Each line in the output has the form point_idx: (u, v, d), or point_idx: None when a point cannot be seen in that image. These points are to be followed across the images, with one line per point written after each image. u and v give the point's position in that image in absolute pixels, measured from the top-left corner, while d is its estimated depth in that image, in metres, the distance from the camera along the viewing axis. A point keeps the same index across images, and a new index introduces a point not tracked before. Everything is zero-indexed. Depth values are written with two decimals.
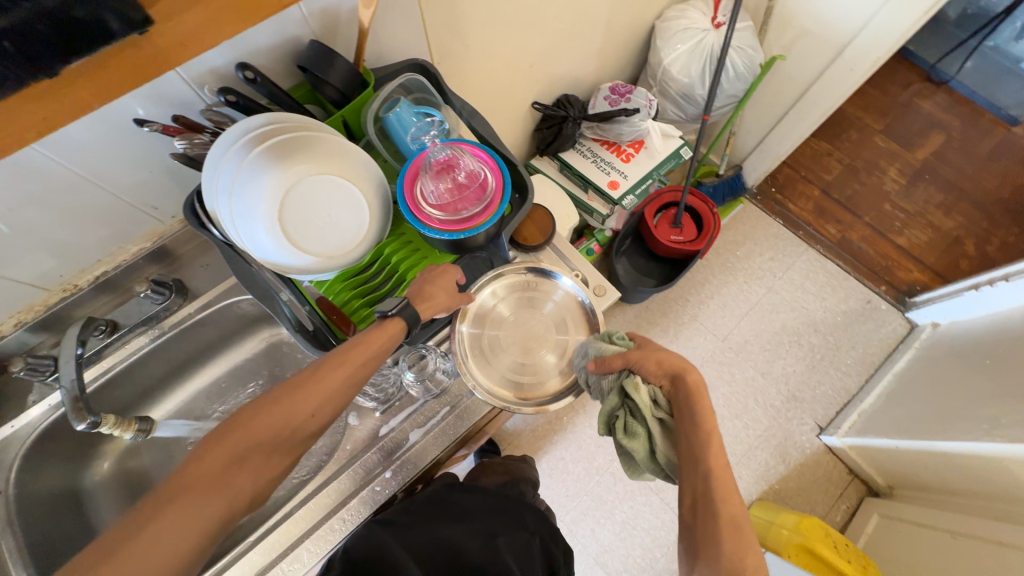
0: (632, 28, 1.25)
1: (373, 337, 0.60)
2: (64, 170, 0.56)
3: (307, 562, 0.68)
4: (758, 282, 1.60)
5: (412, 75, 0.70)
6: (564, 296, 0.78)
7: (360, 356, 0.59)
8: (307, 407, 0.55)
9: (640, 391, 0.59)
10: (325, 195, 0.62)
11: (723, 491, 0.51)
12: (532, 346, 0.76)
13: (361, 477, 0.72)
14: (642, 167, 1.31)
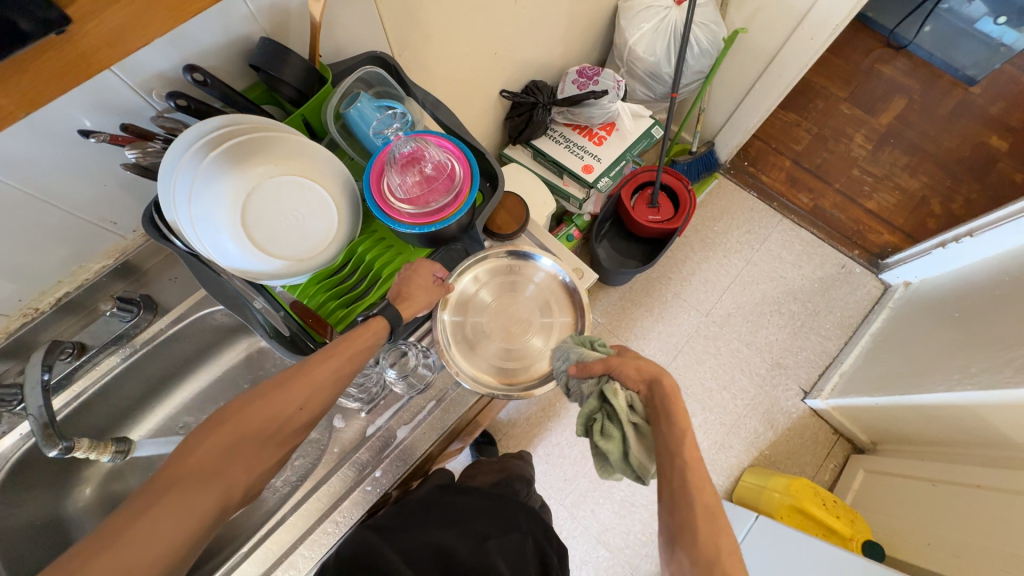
0: (595, 9, 1.25)
1: (361, 330, 0.60)
2: (8, 189, 0.54)
3: (302, 567, 0.68)
4: (736, 255, 1.63)
5: (370, 68, 0.68)
6: (544, 278, 0.79)
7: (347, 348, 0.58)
8: (295, 400, 0.54)
9: (618, 396, 0.58)
10: (291, 196, 0.61)
11: (700, 484, 0.51)
12: (517, 330, 0.76)
13: (352, 478, 0.71)
14: (615, 149, 1.31)
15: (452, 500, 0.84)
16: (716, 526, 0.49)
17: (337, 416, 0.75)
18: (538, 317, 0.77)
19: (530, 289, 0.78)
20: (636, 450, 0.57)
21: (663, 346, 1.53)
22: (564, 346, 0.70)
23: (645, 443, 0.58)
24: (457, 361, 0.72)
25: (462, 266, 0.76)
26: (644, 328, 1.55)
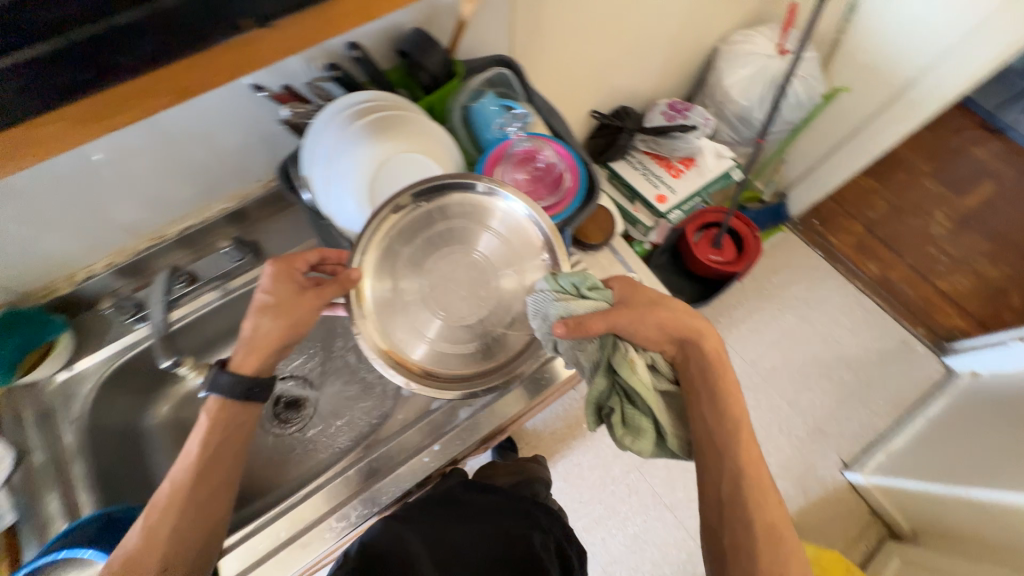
0: (696, 47, 1.28)
1: (207, 419, 0.58)
2: (179, 122, 0.61)
3: (353, 520, 0.70)
4: (791, 310, 1.59)
5: (499, 71, 0.73)
6: (509, 223, 0.63)
7: (218, 438, 0.58)
8: (155, 562, 0.53)
9: (638, 367, 0.60)
10: (411, 172, 0.64)
11: (751, 456, 0.59)
12: (463, 294, 0.62)
13: (411, 446, 0.74)
14: (692, 183, 1.31)
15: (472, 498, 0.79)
16: (767, 487, 0.58)
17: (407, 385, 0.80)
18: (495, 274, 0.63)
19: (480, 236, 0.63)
20: (666, 423, 0.61)
21: None
22: (533, 313, 0.60)
23: (670, 411, 0.63)
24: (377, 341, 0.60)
25: None
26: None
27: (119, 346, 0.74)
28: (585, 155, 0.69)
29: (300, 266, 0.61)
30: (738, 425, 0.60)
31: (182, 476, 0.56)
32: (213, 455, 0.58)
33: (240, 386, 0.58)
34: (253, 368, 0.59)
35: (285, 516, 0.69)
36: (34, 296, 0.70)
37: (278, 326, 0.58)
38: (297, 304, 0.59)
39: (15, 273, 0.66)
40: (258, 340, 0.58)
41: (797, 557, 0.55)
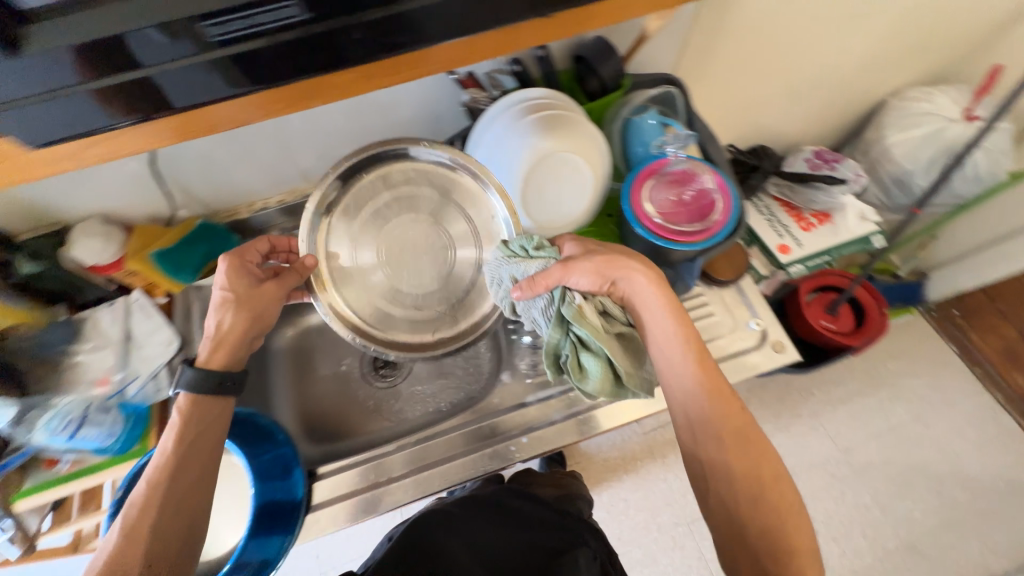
0: (863, 99, 1.18)
1: (181, 415, 0.56)
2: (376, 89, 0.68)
3: (436, 486, 0.69)
4: (905, 404, 1.40)
5: (671, 90, 0.72)
6: (466, 191, 0.65)
7: (194, 433, 0.55)
8: (138, 556, 0.48)
9: (588, 314, 0.59)
10: (563, 172, 0.66)
11: (727, 400, 0.58)
12: (428, 257, 0.65)
13: (500, 432, 0.74)
14: (823, 240, 1.21)
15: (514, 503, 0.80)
16: (748, 428, 0.58)
17: (506, 372, 0.82)
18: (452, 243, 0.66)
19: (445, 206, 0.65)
20: (622, 363, 0.59)
21: None
22: (495, 275, 0.62)
23: (627, 352, 0.62)
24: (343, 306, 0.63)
25: None
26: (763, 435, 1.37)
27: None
28: (742, 192, 0.67)
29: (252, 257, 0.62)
30: (703, 363, 0.60)
31: (156, 470, 0.53)
32: (191, 449, 0.55)
33: (211, 379, 0.57)
34: (223, 362, 0.59)
35: (371, 463, 0.70)
36: (219, 217, 0.81)
37: (242, 320, 0.59)
38: (256, 296, 0.60)
39: (212, 195, 0.77)
40: (223, 335, 0.58)
41: (789, 499, 0.55)
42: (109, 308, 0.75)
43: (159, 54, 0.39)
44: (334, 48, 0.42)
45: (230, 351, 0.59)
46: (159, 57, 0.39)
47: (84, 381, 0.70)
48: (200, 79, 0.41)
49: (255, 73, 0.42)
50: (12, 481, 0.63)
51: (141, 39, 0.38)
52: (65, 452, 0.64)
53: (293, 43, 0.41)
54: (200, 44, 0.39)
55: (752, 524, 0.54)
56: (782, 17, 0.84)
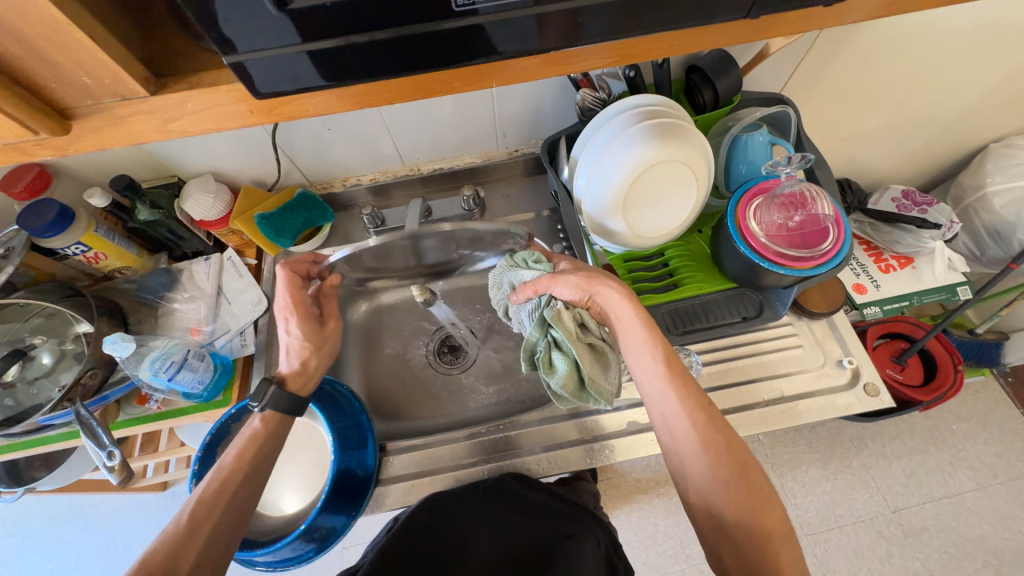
0: (966, 143, 1.12)
1: (264, 428, 0.58)
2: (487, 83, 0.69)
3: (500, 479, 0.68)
4: (968, 469, 1.26)
5: (788, 109, 0.69)
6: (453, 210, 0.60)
7: (265, 443, 0.57)
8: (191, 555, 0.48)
9: (566, 319, 0.58)
10: (669, 182, 0.64)
11: (707, 417, 0.54)
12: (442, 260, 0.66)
13: (554, 438, 0.69)
14: (903, 284, 1.14)
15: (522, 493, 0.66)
16: (733, 445, 0.53)
17: None
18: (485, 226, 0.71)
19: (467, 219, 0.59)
20: (587, 367, 0.57)
21: (822, 508, 1.21)
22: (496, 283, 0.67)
23: (597, 361, 0.59)
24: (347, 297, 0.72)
25: (745, 316, 0.71)
26: (807, 478, 1.24)
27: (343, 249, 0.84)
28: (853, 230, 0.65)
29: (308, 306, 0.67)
30: (682, 379, 0.56)
31: (229, 473, 0.54)
32: (262, 456, 0.56)
33: (294, 400, 0.60)
34: (302, 385, 0.63)
35: (432, 446, 0.69)
36: (315, 188, 0.84)
37: (323, 355, 0.66)
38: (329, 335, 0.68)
39: (312, 167, 0.80)
40: (311, 370, 0.64)
41: (779, 520, 0.50)
42: (205, 262, 0.79)
43: (273, 31, 0.29)
44: (483, 43, 0.33)
45: (313, 376, 0.64)
46: (264, 43, 0.30)
47: (178, 328, 0.74)
48: (300, 67, 0.32)
49: (380, 65, 0.33)
50: (109, 413, 0.68)
51: (252, 10, 0.28)
52: (157, 394, 0.67)
53: (442, 35, 0.32)
54: (317, 27, 0.30)
55: (736, 542, 0.50)
56: (902, 47, 0.80)
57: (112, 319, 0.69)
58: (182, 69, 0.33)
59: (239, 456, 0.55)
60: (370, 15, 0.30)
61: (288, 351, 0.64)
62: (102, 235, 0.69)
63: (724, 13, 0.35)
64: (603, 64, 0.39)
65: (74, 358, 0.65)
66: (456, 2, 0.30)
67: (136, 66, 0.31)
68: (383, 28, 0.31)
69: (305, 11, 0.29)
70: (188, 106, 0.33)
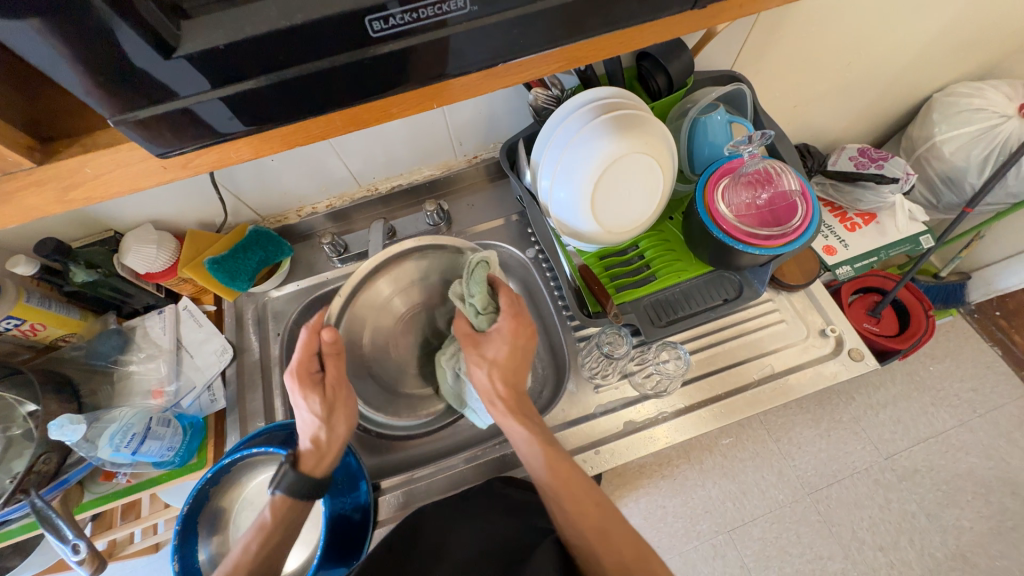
0: (912, 96, 1.14)
1: (274, 514, 0.53)
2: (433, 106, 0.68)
3: None
4: (949, 408, 1.30)
5: (743, 87, 0.68)
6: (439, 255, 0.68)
7: (279, 537, 0.53)
8: None
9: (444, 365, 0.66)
10: (634, 176, 0.63)
11: (595, 509, 0.52)
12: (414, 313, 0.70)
13: None
14: (869, 240, 1.16)
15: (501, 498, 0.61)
16: (627, 537, 0.50)
17: (570, 379, 0.70)
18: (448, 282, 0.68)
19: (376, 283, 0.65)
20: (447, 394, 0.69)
21: (819, 465, 1.18)
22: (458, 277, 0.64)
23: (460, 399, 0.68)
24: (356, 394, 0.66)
25: (727, 298, 0.70)
26: (801, 438, 1.20)
27: (310, 283, 0.80)
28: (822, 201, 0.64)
29: (314, 366, 0.57)
30: (567, 482, 0.53)
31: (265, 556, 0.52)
32: (271, 546, 0.53)
33: (309, 484, 0.54)
34: (318, 467, 0.56)
35: (429, 477, 0.66)
36: (268, 223, 0.80)
37: (340, 428, 0.57)
38: (340, 391, 0.58)
39: (260, 201, 0.75)
40: (325, 445, 0.56)
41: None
42: (158, 316, 0.73)
43: (180, 80, 0.27)
44: (411, 67, 0.31)
45: (330, 455, 0.57)
46: (175, 94, 0.28)
47: (138, 393, 0.69)
48: (217, 118, 0.30)
49: (300, 103, 0.31)
50: (71, 497, 0.63)
51: (145, 64, 0.26)
52: (123, 468, 0.62)
53: (358, 64, 0.30)
54: (221, 73, 0.28)
55: None
56: (842, 10, 0.80)
57: (62, 395, 0.63)
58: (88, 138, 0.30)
59: (262, 544, 0.52)
60: (276, 52, 0.28)
61: (303, 427, 0.56)
62: (35, 304, 0.63)
63: (670, 8, 0.34)
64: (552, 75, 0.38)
65: (25, 442, 0.60)
66: (372, 28, 0.28)
67: (15, 134, 0.29)
68: (294, 66, 0.29)
69: (202, 56, 0.27)
70: (88, 171, 0.31)
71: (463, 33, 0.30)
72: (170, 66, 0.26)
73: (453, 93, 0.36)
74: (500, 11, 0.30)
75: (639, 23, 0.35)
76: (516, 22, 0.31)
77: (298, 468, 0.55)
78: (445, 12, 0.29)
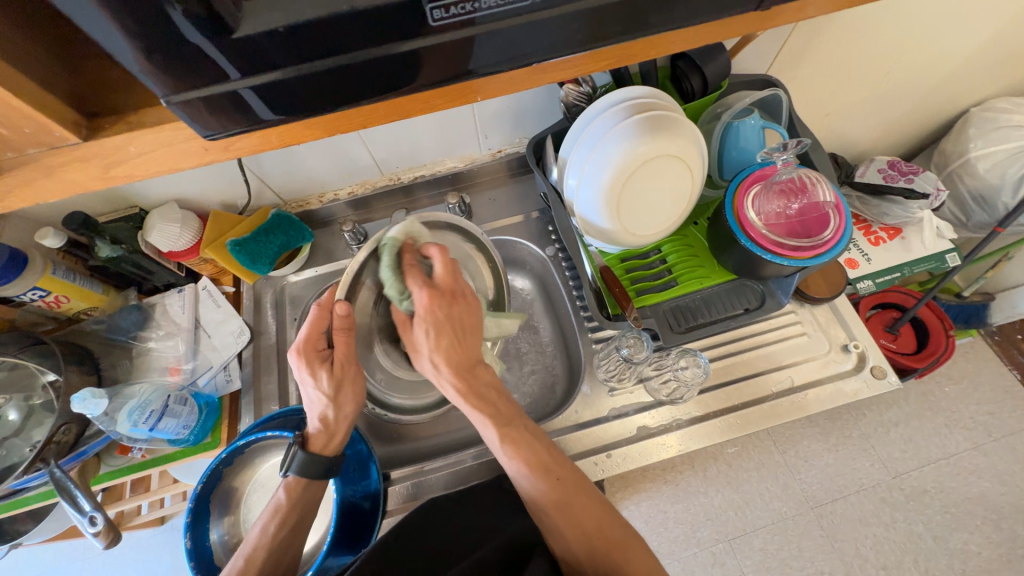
0: (949, 110, 1.11)
1: (287, 497, 0.55)
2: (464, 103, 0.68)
3: None
4: (963, 430, 1.28)
5: (780, 93, 0.66)
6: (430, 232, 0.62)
7: (297, 517, 0.55)
8: None
9: None
10: (661, 177, 0.61)
11: (553, 482, 0.51)
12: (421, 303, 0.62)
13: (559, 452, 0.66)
14: (893, 255, 1.14)
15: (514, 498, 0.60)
16: (589, 507, 0.51)
17: (585, 381, 0.70)
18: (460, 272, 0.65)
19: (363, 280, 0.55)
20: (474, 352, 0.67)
21: (826, 480, 1.17)
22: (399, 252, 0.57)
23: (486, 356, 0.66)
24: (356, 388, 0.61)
25: (748, 307, 0.69)
26: (809, 452, 1.19)
27: (328, 270, 0.80)
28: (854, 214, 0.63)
29: (322, 344, 0.54)
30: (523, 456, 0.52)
31: (284, 537, 0.54)
32: (291, 530, 0.54)
33: (320, 466, 0.55)
34: (332, 448, 0.57)
35: (438, 471, 0.66)
36: (290, 207, 0.80)
37: (345, 411, 0.56)
38: (347, 370, 0.54)
39: (284, 185, 0.75)
40: (332, 424, 0.56)
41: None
42: (178, 294, 0.74)
43: (231, 62, 0.27)
44: (449, 60, 0.31)
45: (339, 436, 0.57)
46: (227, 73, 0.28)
47: (156, 369, 0.69)
48: (263, 100, 0.30)
49: (337, 92, 0.31)
50: (88, 467, 0.64)
51: (200, 44, 0.26)
52: (139, 443, 0.63)
53: (377, 60, 0.30)
54: (270, 55, 0.27)
55: None
56: (886, 18, 0.78)
57: (83, 367, 0.64)
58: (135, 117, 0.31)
59: (280, 527, 0.54)
60: (306, 45, 0.27)
61: (311, 405, 0.55)
62: (62, 277, 0.64)
63: (721, 11, 0.33)
64: (578, 75, 0.37)
65: (45, 412, 0.61)
66: (432, 16, 0.28)
67: (63, 111, 0.29)
68: (317, 60, 0.29)
69: (257, 39, 0.26)
70: (131, 149, 0.31)
71: (514, 26, 0.30)
72: (222, 47, 0.26)
73: (497, 87, 0.35)
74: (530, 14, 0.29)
75: (689, 23, 0.34)
76: (529, 26, 0.30)
77: (307, 449, 0.56)
78: (474, 10, 0.28)
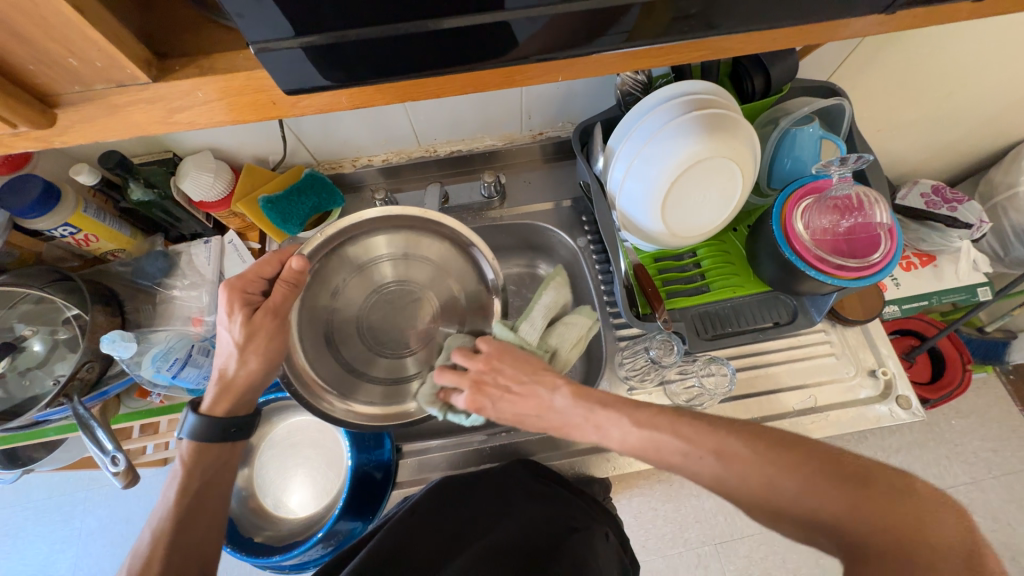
0: (1006, 139, 1.06)
1: (184, 461, 0.52)
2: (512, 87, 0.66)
3: None
4: (963, 464, 1.27)
5: (844, 102, 0.63)
6: (412, 236, 0.60)
7: (199, 484, 0.51)
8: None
9: (525, 331, 0.56)
10: (710, 179, 0.59)
11: (694, 460, 0.42)
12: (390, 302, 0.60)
13: (567, 444, 0.67)
14: (923, 283, 1.10)
15: (535, 488, 0.59)
16: (749, 469, 0.40)
17: (605, 376, 0.70)
18: (451, 277, 0.61)
19: (376, 241, 0.59)
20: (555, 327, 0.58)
21: None
22: (350, 277, 0.59)
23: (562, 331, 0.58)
24: (297, 349, 0.55)
25: (778, 321, 0.67)
26: None
27: None
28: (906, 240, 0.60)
29: (257, 287, 0.53)
30: (645, 448, 0.45)
31: (190, 504, 0.51)
32: (196, 499, 0.51)
33: (214, 426, 0.52)
34: (227, 409, 0.54)
35: (450, 448, 0.67)
36: (322, 167, 0.78)
37: (257, 368, 0.52)
38: (268, 321, 0.52)
39: (319, 146, 0.73)
40: (230, 380, 0.53)
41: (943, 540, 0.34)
42: (204, 245, 0.73)
43: (319, 18, 0.27)
44: (501, 40, 0.31)
45: (240, 396, 0.54)
46: (318, 23, 0.28)
47: (178, 318, 0.69)
48: (345, 58, 0.30)
49: (418, 58, 0.31)
50: (109, 408, 0.66)
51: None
52: (158, 390, 0.64)
53: (455, 31, 0.30)
54: (357, 14, 0.28)
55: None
56: (965, 34, 0.73)
57: (108, 308, 0.63)
58: (208, 66, 0.31)
59: (182, 494, 0.51)
60: (358, 11, 0.27)
61: (221, 352, 0.53)
62: (92, 215, 0.63)
63: (794, 16, 0.34)
64: (621, 72, 0.38)
65: (68, 348, 0.61)
66: None
67: (137, 49, 0.30)
68: (355, 28, 0.28)
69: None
70: (198, 95, 0.32)
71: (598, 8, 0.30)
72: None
73: (573, 71, 0.36)
74: (574, 1, 0.30)
75: (762, 22, 0.34)
76: (589, 16, 0.31)
77: (198, 411, 0.53)
78: None
